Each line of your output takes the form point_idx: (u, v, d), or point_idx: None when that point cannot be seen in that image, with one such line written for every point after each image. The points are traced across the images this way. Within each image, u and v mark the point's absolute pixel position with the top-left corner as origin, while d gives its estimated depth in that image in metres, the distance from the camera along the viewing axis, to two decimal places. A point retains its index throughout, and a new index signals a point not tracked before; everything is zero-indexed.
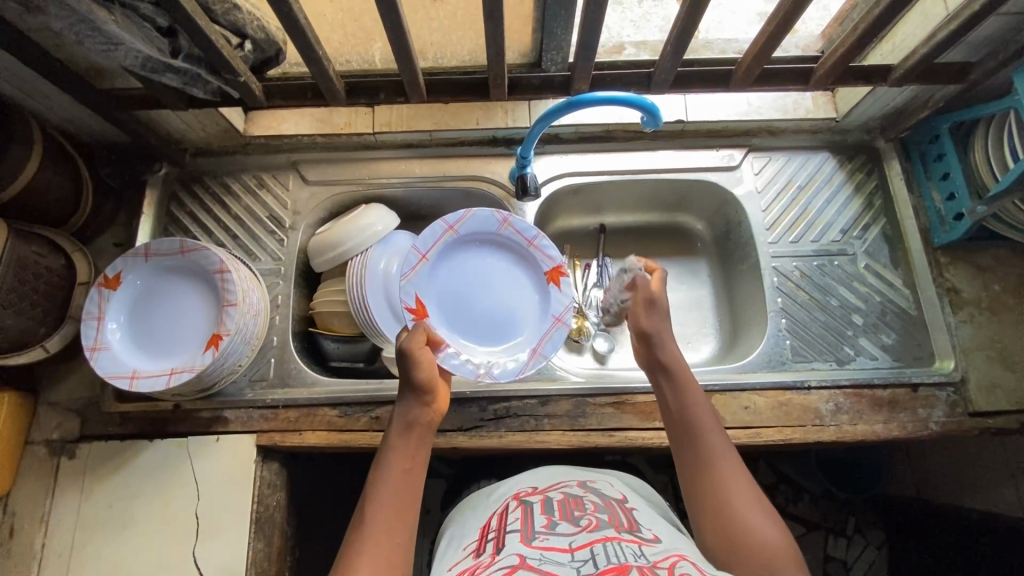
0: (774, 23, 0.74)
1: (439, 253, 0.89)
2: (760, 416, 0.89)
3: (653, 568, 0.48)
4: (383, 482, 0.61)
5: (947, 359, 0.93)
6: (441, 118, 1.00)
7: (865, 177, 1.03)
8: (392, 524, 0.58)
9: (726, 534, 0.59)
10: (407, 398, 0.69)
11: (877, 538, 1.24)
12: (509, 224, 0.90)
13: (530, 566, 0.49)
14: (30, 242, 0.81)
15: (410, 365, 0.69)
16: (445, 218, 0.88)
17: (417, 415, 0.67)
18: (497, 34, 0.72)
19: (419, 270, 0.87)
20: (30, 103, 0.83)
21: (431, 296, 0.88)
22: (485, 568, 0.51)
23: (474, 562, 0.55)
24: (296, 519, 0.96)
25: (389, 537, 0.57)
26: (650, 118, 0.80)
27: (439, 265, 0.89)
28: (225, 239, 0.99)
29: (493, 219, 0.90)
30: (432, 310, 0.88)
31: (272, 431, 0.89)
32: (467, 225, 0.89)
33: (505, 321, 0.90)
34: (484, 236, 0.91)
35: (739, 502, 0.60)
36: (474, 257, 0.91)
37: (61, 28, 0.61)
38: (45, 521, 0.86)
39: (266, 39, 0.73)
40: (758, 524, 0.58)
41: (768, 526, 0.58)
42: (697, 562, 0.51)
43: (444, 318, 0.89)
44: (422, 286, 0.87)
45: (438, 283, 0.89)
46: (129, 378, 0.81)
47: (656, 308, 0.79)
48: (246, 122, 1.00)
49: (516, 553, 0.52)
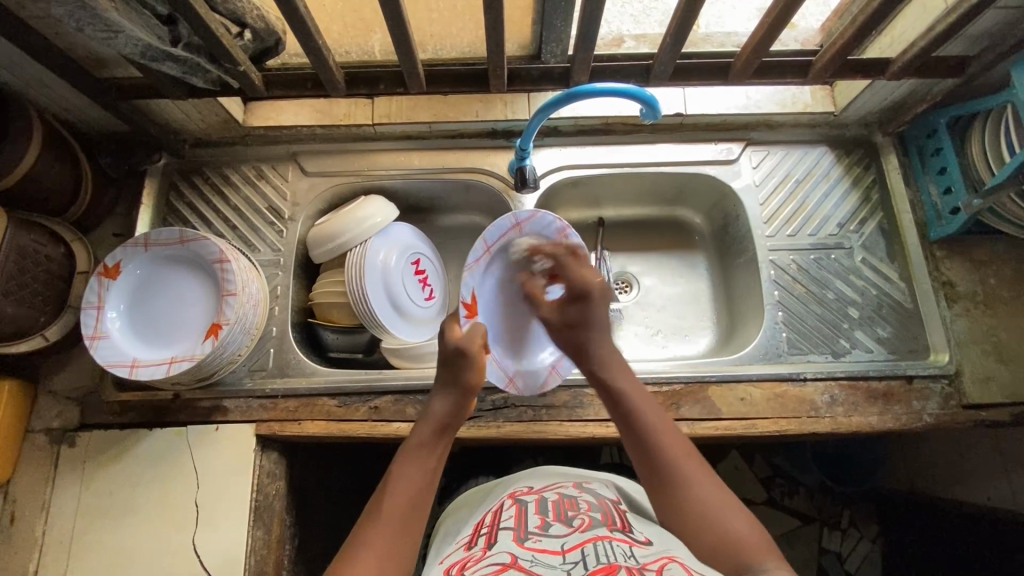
0: (773, 15, 0.74)
1: (502, 250, 0.93)
2: (756, 407, 0.90)
3: (642, 569, 0.48)
4: (407, 470, 0.62)
5: (942, 352, 0.93)
6: (441, 110, 1.00)
7: (863, 171, 1.04)
8: (402, 516, 0.58)
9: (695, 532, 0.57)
10: (449, 395, 0.70)
11: (871, 531, 1.25)
12: (568, 234, 0.91)
13: (520, 567, 0.49)
14: (30, 231, 0.82)
15: (467, 365, 0.72)
16: (515, 213, 0.91)
17: (453, 416, 0.69)
18: (497, 25, 0.72)
19: (481, 262, 0.91)
20: (29, 91, 0.83)
21: (484, 291, 0.93)
22: (476, 563, 0.52)
23: (466, 555, 0.56)
24: (295, 509, 0.97)
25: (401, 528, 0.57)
26: (649, 110, 0.80)
27: (496, 263, 0.93)
28: (224, 229, 0.99)
29: (554, 227, 0.91)
30: (483, 306, 0.92)
31: (271, 420, 0.89)
32: (532, 227, 0.91)
33: (539, 332, 0.94)
34: (541, 241, 0.93)
35: (703, 498, 0.59)
36: (526, 262, 0.94)
37: (62, 15, 0.62)
38: (46, 509, 0.86)
39: (266, 28, 0.74)
40: (725, 518, 0.57)
41: (739, 521, 0.57)
42: (686, 562, 0.51)
43: (490, 315, 0.93)
44: (480, 279, 0.92)
45: (492, 280, 0.93)
46: (129, 366, 0.82)
47: (570, 317, 0.78)
48: (245, 112, 0.99)
49: (508, 552, 0.52)
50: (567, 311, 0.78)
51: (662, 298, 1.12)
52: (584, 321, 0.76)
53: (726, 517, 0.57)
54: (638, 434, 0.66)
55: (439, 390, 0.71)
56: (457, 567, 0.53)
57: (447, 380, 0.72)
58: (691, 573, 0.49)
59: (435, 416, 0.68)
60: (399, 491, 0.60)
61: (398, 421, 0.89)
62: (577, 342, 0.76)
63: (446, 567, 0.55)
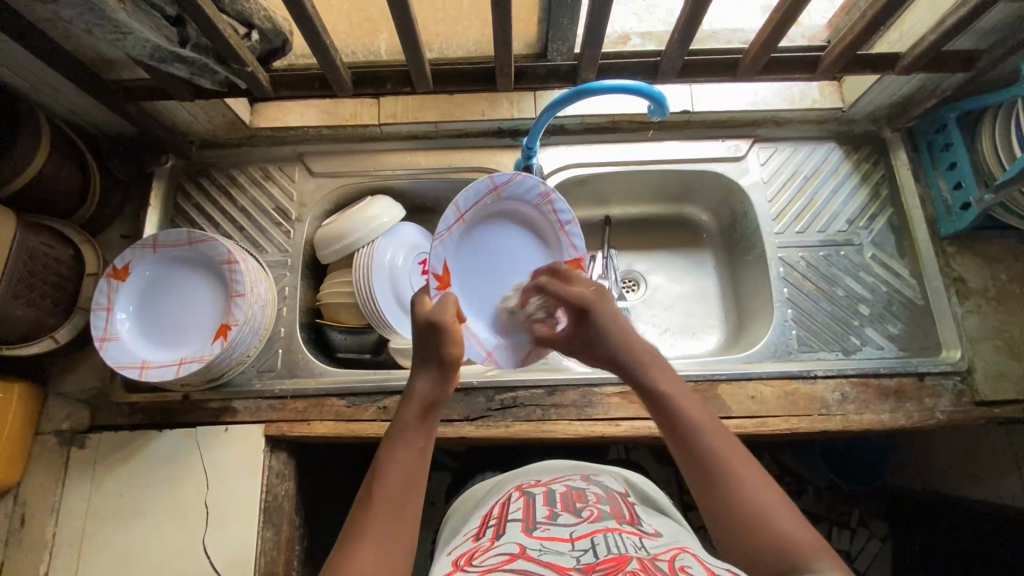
0: (780, 10, 0.74)
1: (476, 214, 0.91)
2: (766, 405, 0.90)
3: (653, 560, 0.47)
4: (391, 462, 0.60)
5: (953, 349, 0.93)
6: (447, 110, 1.00)
7: (871, 167, 1.03)
8: (393, 507, 0.56)
9: (746, 542, 0.52)
10: (431, 371, 0.68)
11: (882, 530, 1.24)
12: (549, 200, 0.92)
13: (529, 556, 0.48)
14: (38, 233, 0.82)
15: (443, 338, 0.69)
16: (493, 177, 0.89)
17: (438, 392, 0.67)
18: (504, 23, 0.71)
19: (454, 231, 0.90)
20: (37, 94, 0.83)
21: (454, 261, 0.91)
22: (483, 552, 0.52)
23: (473, 545, 0.55)
24: (304, 510, 0.97)
25: (395, 515, 0.56)
26: (656, 106, 0.79)
27: (470, 229, 0.92)
28: (232, 231, 0.99)
29: (537, 190, 0.92)
30: (456, 279, 0.91)
31: (281, 421, 0.89)
32: (510, 188, 0.91)
33: None
34: (523, 203, 0.93)
35: (755, 507, 0.53)
36: (508, 224, 0.95)
37: (71, 17, 0.62)
38: (55, 511, 0.86)
39: (273, 28, 0.74)
40: (780, 522, 0.52)
41: (791, 525, 0.52)
42: (698, 552, 0.50)
43: (467, 288, 0.92)
44: (452, 249, 0.91)
45: (464, 249, 0.92)
46: (138, 368, 0.82)
47: (583, 337, 0.72)
48: (252, 113, 0.99)
49: (516, 542, 0.52)
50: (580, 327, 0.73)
51: (669, 296, 1.12)
52: (599, 328, 0.71)
53: (780, 520, 0.52)
54: (681, 436, 0.59)
55: (419, 369, 0.69)
56: (465, 557, 0.53)
57: (427, 359, 0.69)
58: (703, 562, 0.49)
59: (419, 396, 0.66)
60: (390, 481, 0.58)
61: None
62: (601, 348, 0.70)
63: (454, 556, 0.55)
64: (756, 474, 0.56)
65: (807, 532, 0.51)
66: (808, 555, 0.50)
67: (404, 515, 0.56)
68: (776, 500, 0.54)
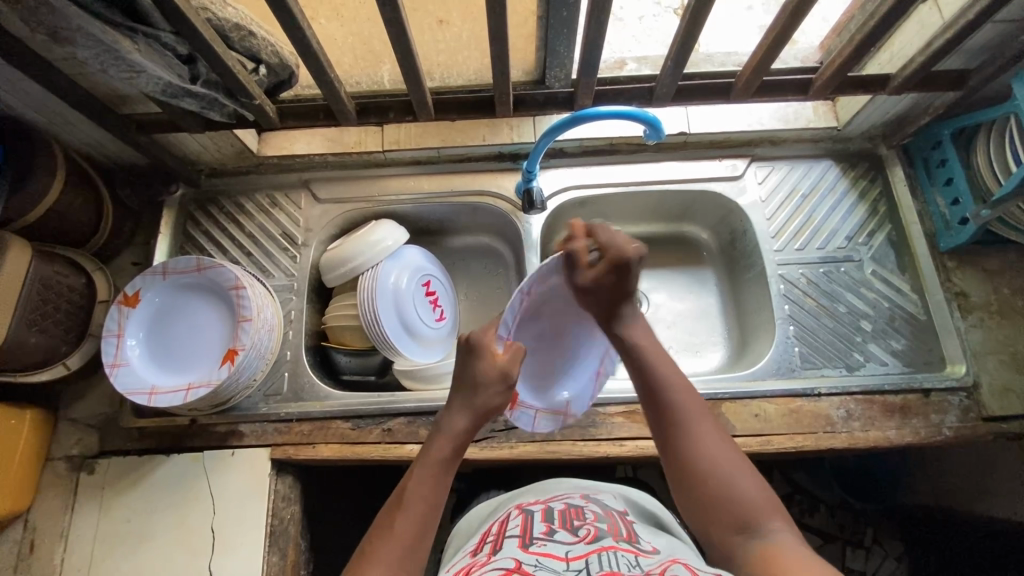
0: (769, 37, 0.75)
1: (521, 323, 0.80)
2: (770, 423, 0.90)
3: None
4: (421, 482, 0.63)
5: (958, 363, 0.92)
6: (449, 136, 1.03)
7: (868, 184, 1.04)
8: (418, 525, 0.60)
9: (706, 502, 0.59)
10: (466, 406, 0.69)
11: (896, 549, 1.22)
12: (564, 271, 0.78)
13: (525, 570, 0.49)
14: (53, 262, 0.85)
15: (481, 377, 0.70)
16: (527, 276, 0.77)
17: (471, 431, 0.68)
18: (502, 52, 0.74)
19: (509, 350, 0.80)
20: (54, 129, 0.86)
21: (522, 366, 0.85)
22: (480, 567, 0.52)
23: (471, 560, 0.56)
24: (308, 533, 0.96)
25: (417, 536, 0.59)
26: (652, 131, 0.81)
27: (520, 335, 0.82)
28: (239, 256, 1.01)
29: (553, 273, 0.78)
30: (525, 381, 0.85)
31: (286, 445, 0.90)
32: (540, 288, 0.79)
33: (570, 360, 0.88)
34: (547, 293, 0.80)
35: (718, 468, 0.60)
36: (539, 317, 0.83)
37: (88, 57, 0.65)
38: (64, 537, 0.87)
39: (279, 63, 0.77)
40: (737, 482, 0.59)
41: (749, 484, 0.59)
42: (690, 564, 0.52)
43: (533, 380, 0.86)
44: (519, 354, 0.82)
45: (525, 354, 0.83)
46: (147, 394, 0.83)
47: (611, 288, 0.72)
48: (259, 143, 1.03)
49: (513, 557, 0.52)
50: (606, 278, 0.73)
51: (672, 314, 1.12)
52: (623, 294, 0.73)
53: (737, 481, 0.59)
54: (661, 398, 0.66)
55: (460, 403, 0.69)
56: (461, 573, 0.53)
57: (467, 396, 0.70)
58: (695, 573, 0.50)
59: (451, 431, 0.67)
60: (411, 507, 0.61)
61: (411, 443, 0.90)
62: (609, 309, 0.73)
63: (451, 572, 0.55)
64: (717, 436, 0.63)
65: (762, 496, 0.58)
66: (760, 516, 0.57)
67: (421, 535, 0.59)
68: (739, 465, 0.61)
